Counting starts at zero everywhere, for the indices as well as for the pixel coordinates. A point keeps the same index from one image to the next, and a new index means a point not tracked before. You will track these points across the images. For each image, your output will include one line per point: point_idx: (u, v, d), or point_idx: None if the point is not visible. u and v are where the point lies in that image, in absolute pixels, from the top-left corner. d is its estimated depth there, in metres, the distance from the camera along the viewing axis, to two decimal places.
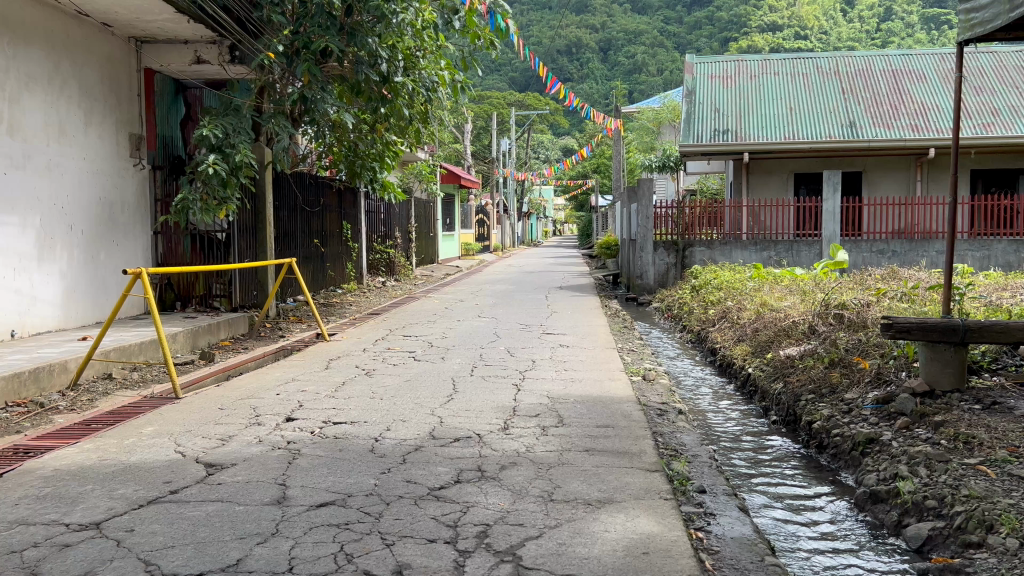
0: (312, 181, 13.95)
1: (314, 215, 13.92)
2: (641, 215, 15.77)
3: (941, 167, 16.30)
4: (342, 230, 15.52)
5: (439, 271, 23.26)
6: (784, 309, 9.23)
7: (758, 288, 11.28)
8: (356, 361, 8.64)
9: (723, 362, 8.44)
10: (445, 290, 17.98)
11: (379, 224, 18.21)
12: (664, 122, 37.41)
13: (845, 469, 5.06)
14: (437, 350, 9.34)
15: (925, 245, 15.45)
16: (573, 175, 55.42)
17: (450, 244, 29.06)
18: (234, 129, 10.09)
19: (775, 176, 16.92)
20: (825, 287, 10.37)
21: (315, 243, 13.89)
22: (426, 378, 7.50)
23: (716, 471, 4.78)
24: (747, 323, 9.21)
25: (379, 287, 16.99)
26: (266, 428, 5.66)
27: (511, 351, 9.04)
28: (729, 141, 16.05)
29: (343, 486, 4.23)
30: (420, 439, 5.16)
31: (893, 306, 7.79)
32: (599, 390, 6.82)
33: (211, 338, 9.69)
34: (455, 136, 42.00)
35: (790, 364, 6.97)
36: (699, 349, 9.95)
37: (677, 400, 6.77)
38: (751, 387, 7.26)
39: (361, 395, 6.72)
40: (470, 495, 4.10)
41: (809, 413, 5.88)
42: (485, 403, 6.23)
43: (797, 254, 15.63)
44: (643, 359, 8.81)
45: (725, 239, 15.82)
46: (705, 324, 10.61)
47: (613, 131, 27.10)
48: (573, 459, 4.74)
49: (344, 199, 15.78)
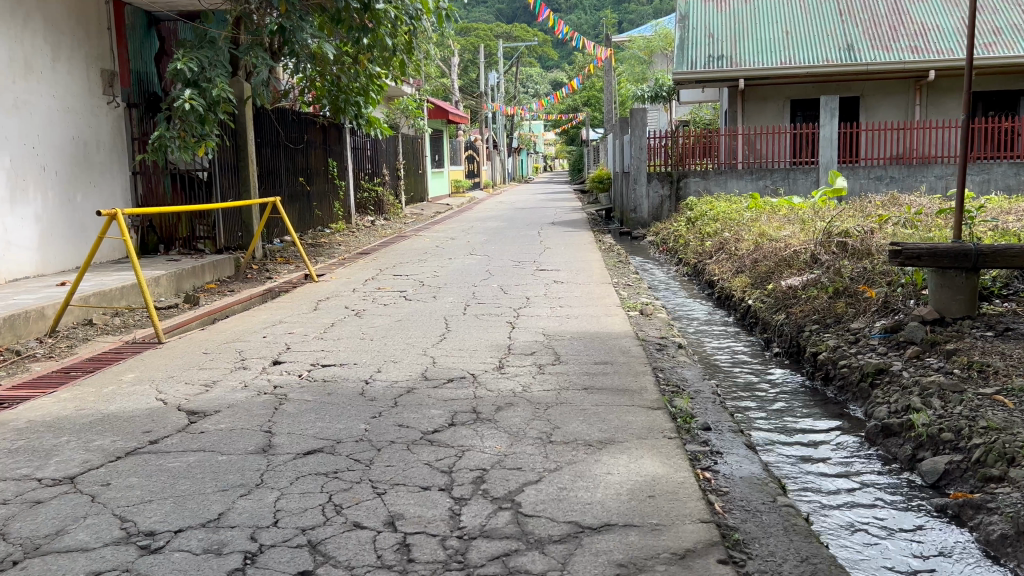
0: (295, 117, 13.50)
1: (299, 152, 13.50)
2: (635, 145, 15.46)
3: (941, 90, 15.89)
4: (328, 167, 15.11)
5: (429, 209, 22.87)
6: (784, 238, 8.99)
7: (755, 218, 11.03)
8: (346, 301, 8.41)
9: (723, 295, 8.24)
10: (436, 229, 17.67)
11: (366, 161, 17.79)
12: (656, 51, 36.58)
13: (853, 401, 4.88)
14: (428, 288, 9.10)
15: (924, 170, 15.16)
16: (563, 109, 54.49)
17: (439, 181, 28.57)
18: (210, 63, 9.63)
19: (771, 103, 16.51)
20: (824, 216, 10.12)
21: (300, 182, 13.50)
22: (417, 317, 7.28)
23: (720, 407, 4.59)
24: (745, 254, 8.98)
25: (368, 226, 16.66)
26: (252, 372, 5.45)
27: (504, 288, 8.82)
28: (724, 67, 15.57)
29: (331, 432, 4.03)
30: (412, 380, 4.95)
31: (898, 233, 7.56)
32: (596, 326, 6.62)
33: (195, 281, 9.42)
34: (443, 70, 41.04)
35: (792, 294, 6.76)
36: (697, 282, 9.75)
37: (677, 334, 6.58)
38: (752, 319, 7.08)
39: (351, 336, 6.51)
40: (465, 438, 3.91)
41: (814, 344, 5.69)
42: (479, 342, 6.02)
43: (794, 183, 15.34)
44: (639, 293, 8.61)
45: (720, 169, 15.48)
46: (702, 256, 10.38)
47: (604, 61, 26.46)
48: (572, 398, 4.55)
49: (330, 135, 15.35)
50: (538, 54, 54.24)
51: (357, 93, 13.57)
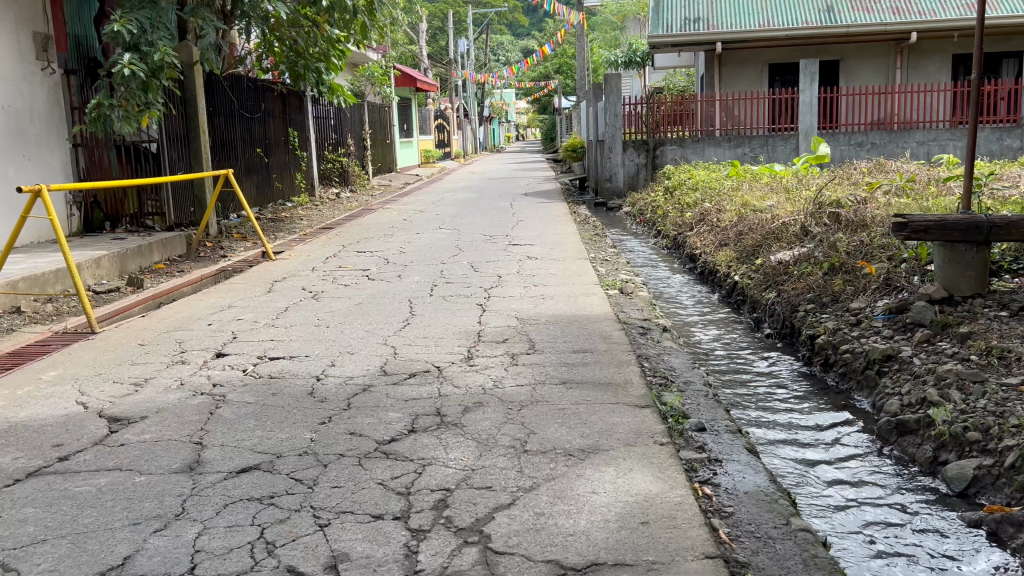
0: (251, 84, 12.72)
1: (256, 121, 12.75)
2: (610, 112, 14.84)
3: (923, 52, 15.43)
4: (288, 137, 14.37)
5: (398, 180, 22.17)
6: (769, 209, 8.50)
7: (737, 187, 10.55)
8: (304, 282, 7.82)
9: (706, 270, 7.75)
10: (404, 200, 17.01)
11: (330, 130, 17.04)
12: (629, 16, 35.85)
13: (858, 392, 4.42)
14: (392, 266, 8.53)
15: (906, 135, 14.76)
16: (535, 77, 53.57)
17: (409, 151, 27.79)
18: (151, 24, 8.85)
19: (749, 68, 15.97)
20: (810, 185, 9.64)
21: (258, 153, 12.77)
22: (378, 300, 6.70)
23: (714, 402, 4.09)
24: (729, 227, 8.51)
25: (333, 199, 15.98)
26: (190, 368, 4.86)
27: (473, 266, 8.26)
28: (701, 31, 14.98)
29: (270, 444, 3.48)
30: (369, 376, 4.41)
31: (893, 202, 7.09)
32: (573, 308, 6.11)
33: (142, 261, 8.76)
34: (411, 37, 39.96)
35: (784, 270, 6.26)
36: (678, 255, 9.26)
37: (660, 315, 6.10)
38: (740, 297, 6.60)
39: (304, 323, 5.93)
40: (427, 449, 3.38)
41: (811, 325, 5.23)
42: (445, 329, 5.48)
43: (773, 150, 14.89)
44: (618, 269, 8.11)
45: (698, 136, 14.97)
46: (683, 228, 9.87)
47: (576, 26, 25.69)
48: (548, 396, 4.02)
49: (289, 104, 14.57)
50: (508, 19, 53.14)
51: (318, 58, 12.85)
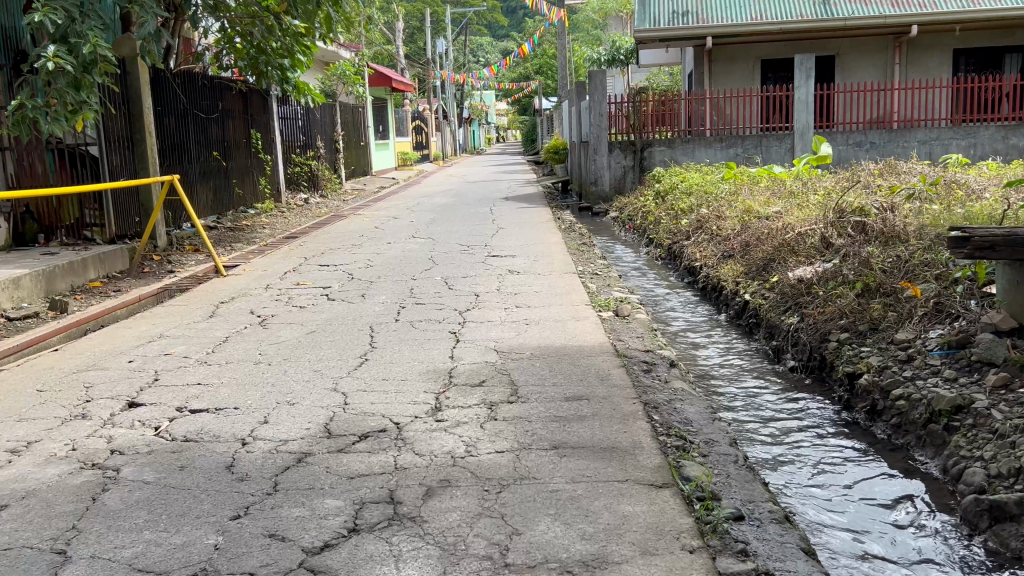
0: (208, 82, 11.74)
1: (212, 122, 11.76)
2: (594, 112, 13.98)
3: (923, 47, 14.67)
4: (251, 139, 13.40)
5: (372, 184, 21.16)
6: (776, 217, 7.67)
7: (736, 191, 9.71)
8: (255, 303, 6.88)
9: (710, 285, 6.89)
10: (378, 206, 16.07)
11: (297, 132, 16.05)
12: (610, 14, 35.06)
13: (919, 451, 3.56)
14: (356, 283, 7.61)
15: (906, 135, 13.99)
16: (515, 78, 52.79)
17: (384, 155, 26.80)
18: (82, 13, 7.78)
19: (740, 64, 15.15)
20: (817, 189, 8.80)
21: (216, 157, 11.78)
22: (334, 326, 5.77)
23: (747, 473, 3.23)
24: (733, 236, 7.66)
25: (300, 206, 14.98)
26: (89, 425, 3.90)
27: (447, 282, 7.35)
28: (689, 24, 14.14)
29: (156, 558, 2.54)
30: (307, 441, 3.49)
31: (923, 209, 6.23)
32: (563, 336, 5.23)
33: (74, 279, 7.74)
34: (387, 37, 38.89)
35: (805, 290, 5.40)
36: (675, 267, 8.39)
37: (663, 344, 5.23)
38: (754, 319, 5.75)
39: (243, 359, 4.99)
40: (371, 563, 2.46)
41: (850, 361, 4.37)
42: (411, 367, 4.57)
43: (767, 150, 14.10)
44: (610, 285, 7.23)
45: (687, 136, 14.13)
46: (678, 236, 9.01)
47: (557, 23, 24.80)
48: (535, 469, 3.10)
49: (250, 104, 13.57)
50: (487, 19, 52.24)
51: (280, 54, 12.24)
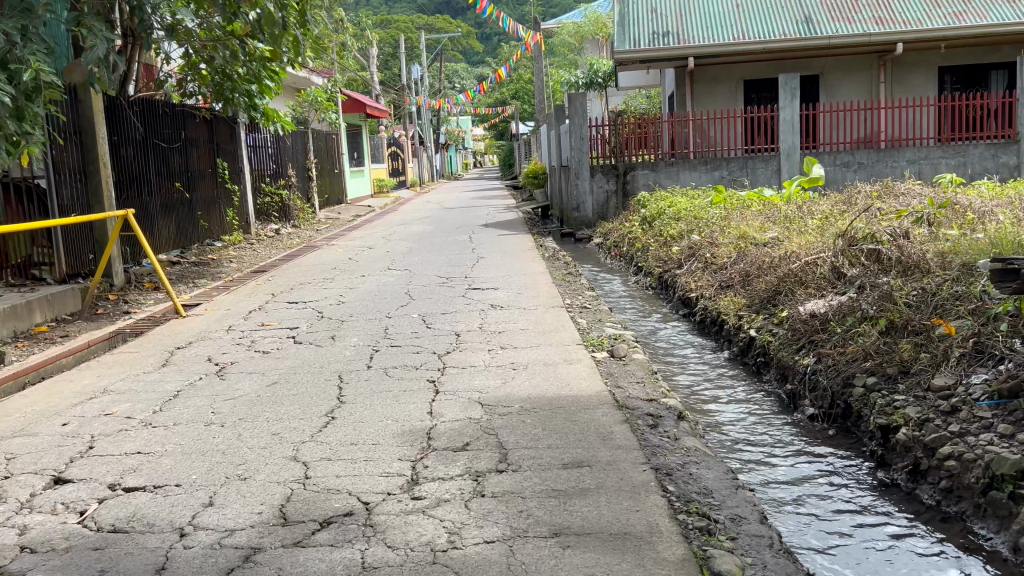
0: (170, 110, 11.17)
1: (175, 152, 11.18)
2: (575, 135, 13.55)
3: (907, 65, 14.40)
4: (217, 168, 12.82)
5: (347, 213, 20.59)
6: (775, 244, 7.21)
7: (727, 216, 9.27)
8: (214, 349, 6.28)
9: (708, 319, 6.41)
10: (352, 235, 15.51)
11: (267, 160, 15.49)
12: (586, 37, 34.89)
13: (979, 523, 3.02)
14: (326, 323, 7.05)
15: (894, 154, 13.67)
16: (491, 103, 52.57)
17: (360, 182, 26.27)
18: (22, 37, 7.18)
19: (722, 85, 14.81)
20: (814, 214, 8.37)
21: (179, 188, 11.19)
22: (299, 375, 5.20)
23: (786, 564, 2.70)
24: (730, 266, 7.19)
25: (271, 237, 14.39)
26: (2, 512, 3.29)
27: (424, 320, 6.80)
28: (670, 45, 13.79)
29: None
30: (259, 532, 2.92)
31: (938, 235, 5.78)
32: (554, 383, 4.69)
33: (18, 324, 7.11)
34: (361, 63, 38.49)
35: (819, 327, 4.91)
36: (667, 298, 7.90)
37: (666, 390, 4.72)
38: (762, 357, 5.26)
39: (194, 419, 4.40)
40: None
41: (882, 411, 3.85)
42: (385, 426, 4.02)
43: (753, 172, 13.73)
44: (601, 321, 6.72)
45: (671, 159, 13.73)
46: (669, 264, 8.53)
47: (533, 47, 24.48)
48: (534, 568, 2.55)
49: (216, 132, 13.01)
50: (462, 44, 52.11)
51: (247, 80, 11.83)
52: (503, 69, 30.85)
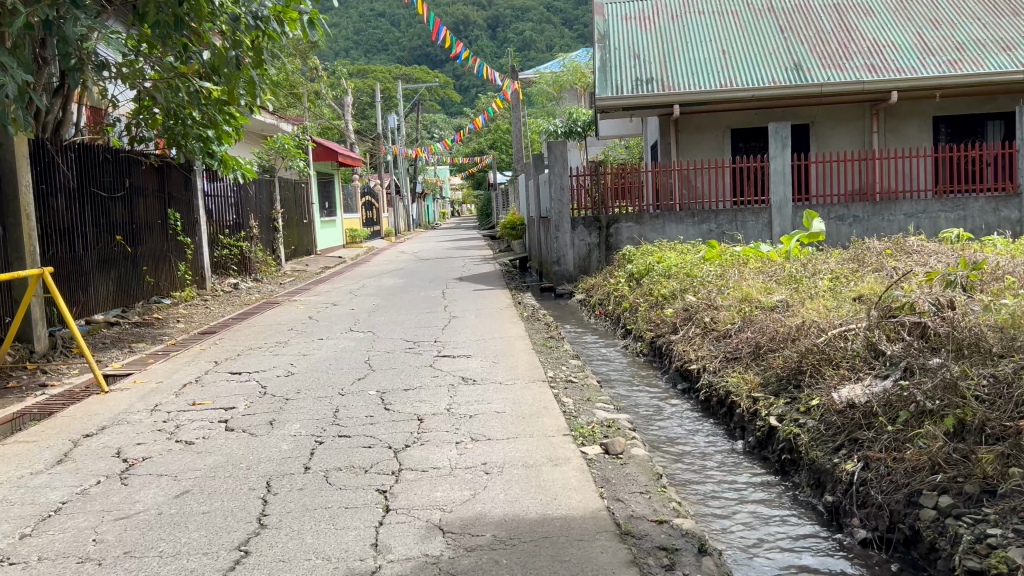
0: (114, 156, 10.24)
1: (117, 202, 10.23)
2: (555, 185, 12.78)
3: (900, 114, 13.82)
4: (167, 219, 11.87)
5: (315, 265, 19.62)
6: (785, 310, 6.36)
7: (723, 274, 8.44)
8: (129, 437, 5.25)
9: (715, 399, 5.50)
10: (317, 290, 14.53)
11: (227, 211, 14.54)
12: (565, 86, 34.52)
13: None
14: (269, 402, 6.06)
15: (890, 207, 13.00)
16: (468, 153, 52.14)
17: (331, 232, 25.34)
18: None
19: (708, 134, 14.12)
20: (823, 275, 7.54)
21: (120, 242, 10.22)
22: (219, 480, 4.19)
23: None
24: (735, 335, 6.32)
25: (228, 293, 13.37)
26: None
27: (384, 398, 5.84)
28: (654, 91, 13.11)
29: None
30: None
31: (986, 304, 4.94)
32: (537, 493, 3.74)
33: None
34: (336, 111, 37.82)
35: (860, 420, 4.00)
36: (661, 368, 7.00)
37: (677, 502, 3.78)
38: (787, 453, 4.36)
39: (67, 551, 3.38)
40: None
41: (971, 549, 2.91)
42: (315, 569, 3.04)
43: (743, 225, 13.00)
44: (590, 398, 5.80)
45: (656, 212, 12.97)
46: (662, 327, 7.66)
47: (511, 95, 23.91)
48: None
49: (169, 180, 12.08)
50: (440, 94, 51.79)
51: (202, 124, 10.97)
52: (480, 118, 30.28)
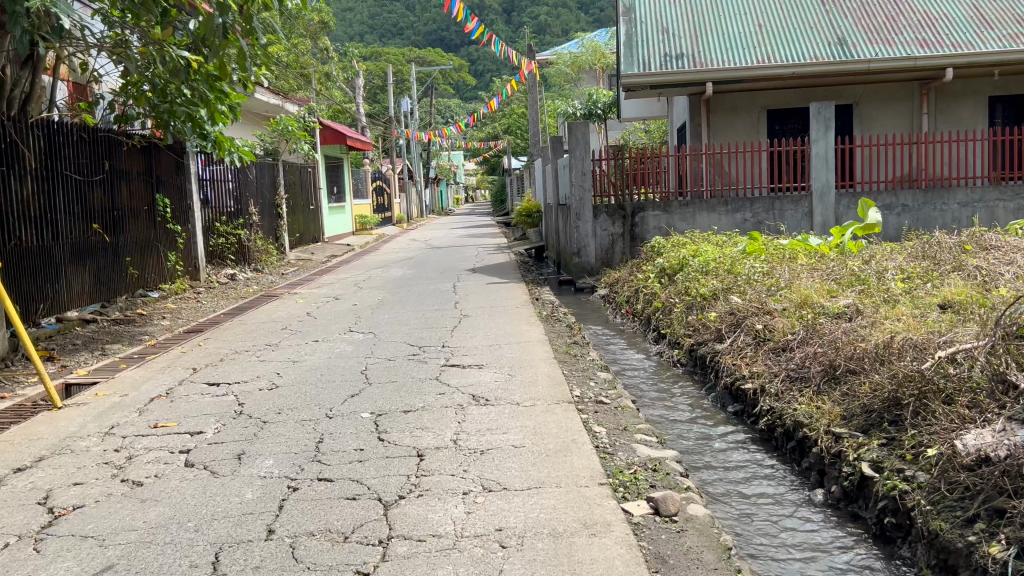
0: (90, 134, 9.30)
1: (94, 185, 9.30)
2: (575, 170, 11.73)
3: (952, 94, 12.67)
4: (156, 206, 10.92)
5: (321, 253, 18.66)
6: (858, 320, 5.34)
7: (772, 272, 7.41)
8: (64, 475, 4.29)
9: (784, 431, 4.50)
10: (320, 281, 13.58)
11: (224, 196, 13.60)
12: (584, 66, 33.41)
13: None
14: (243, 425, 5.08)
15: (943, 195, 11.89)
16: (483, 138, 51.00)
17: (339, 218, 24.39)
18: None
19: (742, 115, 13.02)
20: (891, 275, 6.51)
21: (97, 230, 9.29)
22: (157, 549, 3.23)
23: None
24: (799, 349, 5.30)
25: (223, 284, 12.44)
26: None
27: (381, 423, 4.88)
28: (685, 68, 12.02)
29: None
30: None
31: None
32: None
33: None
34: (348, 93, 36.82)
35: (1001, 483, 2.99)
36: (706, 383, 5.99)
37: None
38: (893, 518, 3.37)
39: None
40: None
41: None
42: None
43: (781, 214, 11.94)
44: (628, 424, 4.81)
45: (685, 200, 11.93)
46: (704, 332, 6.66)
47: (527, 76, 22.81)
48: None
49: (157, 162, 11.12)
50: (454, 77, 50.70)
51: (194, 103, 10.04)
52: (495, 100, 29.22)
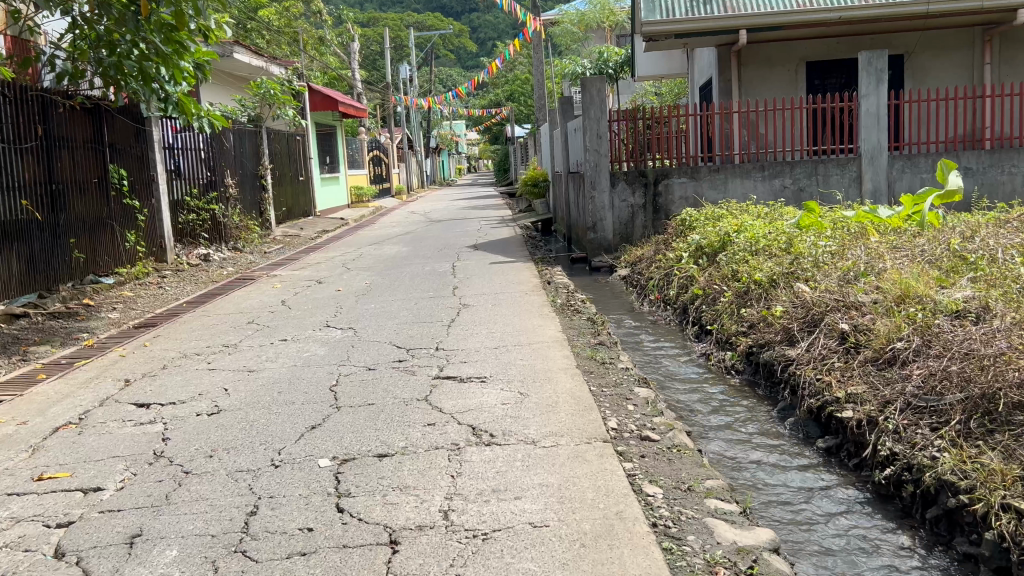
0: (18, 91, 7.86)
1: (23, 151, 7.89)
2: (590, 133, 10.23)
3: (1017, 42, 11.16)
4: (110, 177, 9.46)
5: (310, 229, 17.21)
6: (998, 322, 3.92)
7: (844, 252, 5.99)
8: None
9: (926, 495, 3.11)
10: (304, 262, 12.14)
11: (196, 167, 12.14)
12: (591, 26, 31.64)
13: None
14: (158, 478, 3.68)
15: (1012, 156, 10.40)
16: (485, 104, 49.13)
17: (332, 190, 22.85)
18: None
19: (779, 68, 11.49)
20: (1010, 257, 5.10)
21: (28, 207, 7.86)
22: None
23: None
24: (915, 363, 3.90)
25: (193, 267, 11.02)
26: None
27: (348, 478, 3.48)
28: (716, 14, 10.46)
29: None
30: None
31: None
32: None
33: None
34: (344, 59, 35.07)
35: None
36: (778, 400, 4.60)
37: None
38: None
39: None
40: None
41: None
42: None
43: (825, 181, 10.46)
44: (693, 476, 3.42)
45: (716, 165, 10.44)
46: (766, 329, 5.24)
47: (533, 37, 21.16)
48: None
49: (109, 128, 9.64)
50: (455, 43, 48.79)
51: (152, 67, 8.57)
52: (498, 64, 27.53)
